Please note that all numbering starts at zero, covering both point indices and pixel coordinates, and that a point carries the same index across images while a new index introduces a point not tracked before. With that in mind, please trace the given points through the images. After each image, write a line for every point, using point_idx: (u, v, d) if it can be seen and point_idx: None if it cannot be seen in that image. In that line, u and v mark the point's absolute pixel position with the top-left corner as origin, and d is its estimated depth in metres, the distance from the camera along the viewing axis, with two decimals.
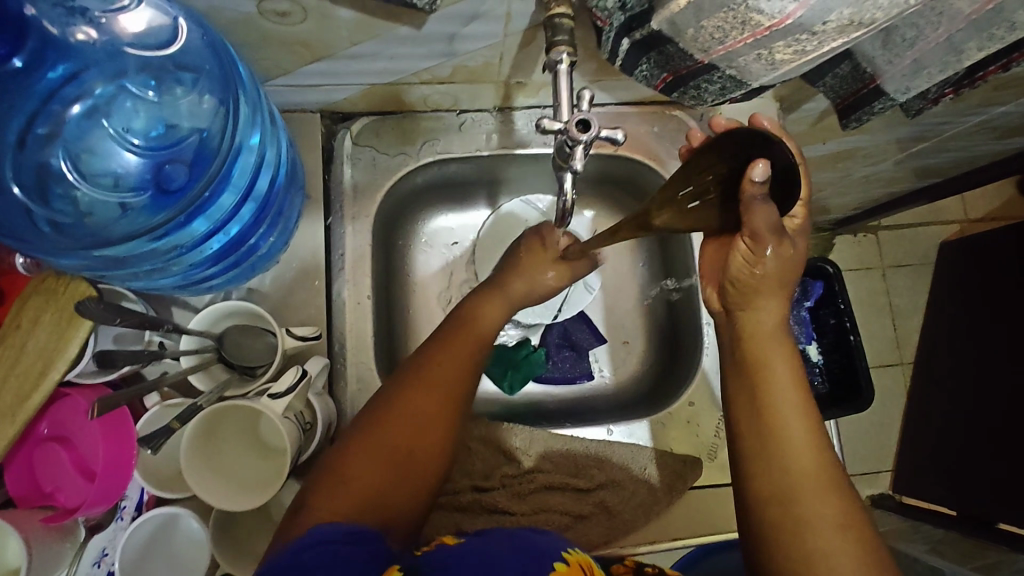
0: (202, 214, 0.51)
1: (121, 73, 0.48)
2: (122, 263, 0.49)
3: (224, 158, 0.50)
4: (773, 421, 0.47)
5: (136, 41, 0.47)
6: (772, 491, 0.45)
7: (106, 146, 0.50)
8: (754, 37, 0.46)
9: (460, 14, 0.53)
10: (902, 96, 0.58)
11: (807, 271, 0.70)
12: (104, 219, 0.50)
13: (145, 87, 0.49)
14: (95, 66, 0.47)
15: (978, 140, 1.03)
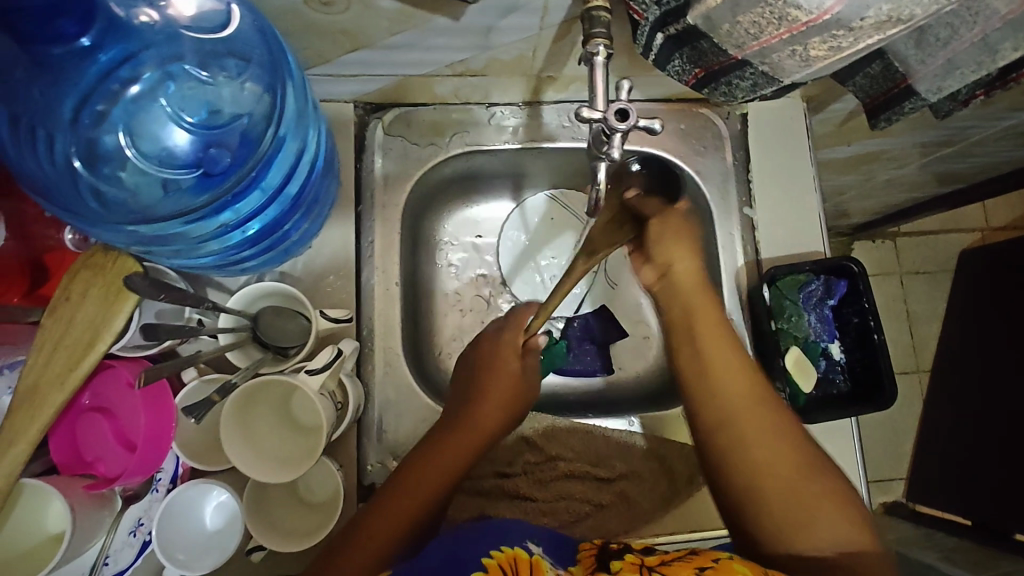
0: (241, 199, 0.52)
1: (174, 57, 0.50)
2: (165, 242, 0.51)
3: (267, 146, 0.51)
4: (731, 421, 0.54)
5: (191, 25, 0.49)
6: (742, 484, 0.52)
7: (153, 127, 0.51)
8: (790, 33, 0.47)
9: (498, 6, 0.54)
10: (932, 96, 0.58)
11: (831, 270, 0.70)
12: (149, 199, 0.51)
13: (195, 70, 0.51)
14: (151, 48, 0.49)
15: (1005, 146, 1.03)
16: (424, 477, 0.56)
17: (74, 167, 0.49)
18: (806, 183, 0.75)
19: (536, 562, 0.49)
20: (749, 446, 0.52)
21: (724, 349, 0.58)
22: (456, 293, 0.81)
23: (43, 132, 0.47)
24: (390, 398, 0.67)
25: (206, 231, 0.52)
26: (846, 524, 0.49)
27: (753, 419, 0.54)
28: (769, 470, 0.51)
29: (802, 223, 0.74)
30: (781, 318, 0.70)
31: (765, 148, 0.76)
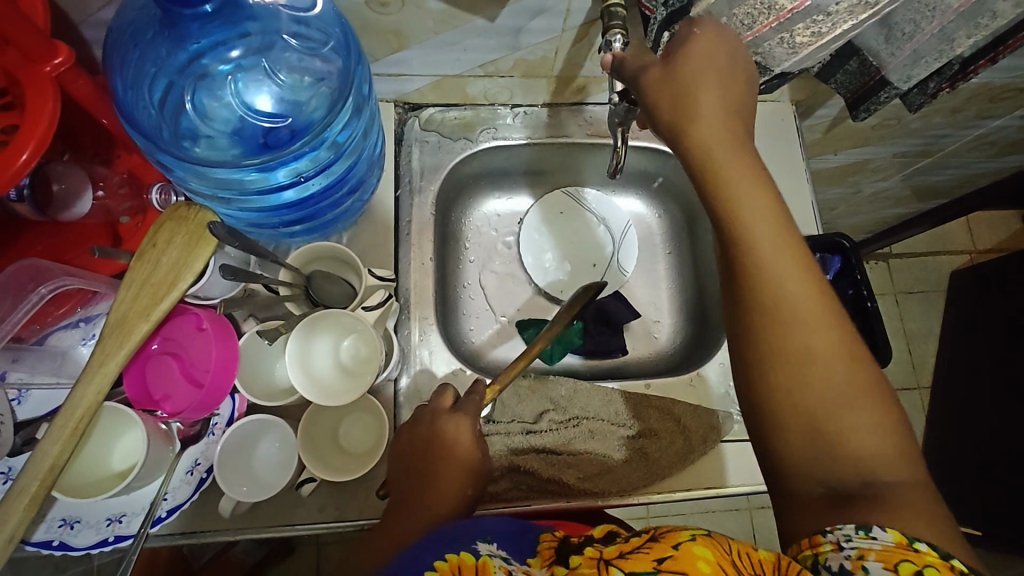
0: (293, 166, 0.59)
1: (274, 30, 0.56)
2: (222, 183, 0.58)
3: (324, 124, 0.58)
4: (789, 316, 0.45)
5: (288, 5, 0.55)
6: (789, 381, 0.44)
7: (231, 96, 0.58)
8: (778, 21, 0.57)
9: (529, 7, 0.64)
10: (902, 86, 0.68)
11: (824, 247, 0.78)
12: (214, 146, 0.57)
13: (284, 47, 0.57)
14: (255, 23, 0.56)
15: (978, 156, 1.14)
16: (389, 526, 0.54)
17: (169, 115, 0.56)
18: (798, 175, 0.84)
19: (484, 564, 0.43)
20: (805, 342, 0.44)
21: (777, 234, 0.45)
22: (491, 295, 0.88)
23: (150, 83, 0.55)
24: (424, 361, 0.73)
25: (259, 183, 0.59)
26: (884, 439, 0.43)
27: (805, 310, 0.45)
28: (820, 370, 0.43)
29: (796, 210, 0.83)
30: None
31: (759, 145, 0.85)
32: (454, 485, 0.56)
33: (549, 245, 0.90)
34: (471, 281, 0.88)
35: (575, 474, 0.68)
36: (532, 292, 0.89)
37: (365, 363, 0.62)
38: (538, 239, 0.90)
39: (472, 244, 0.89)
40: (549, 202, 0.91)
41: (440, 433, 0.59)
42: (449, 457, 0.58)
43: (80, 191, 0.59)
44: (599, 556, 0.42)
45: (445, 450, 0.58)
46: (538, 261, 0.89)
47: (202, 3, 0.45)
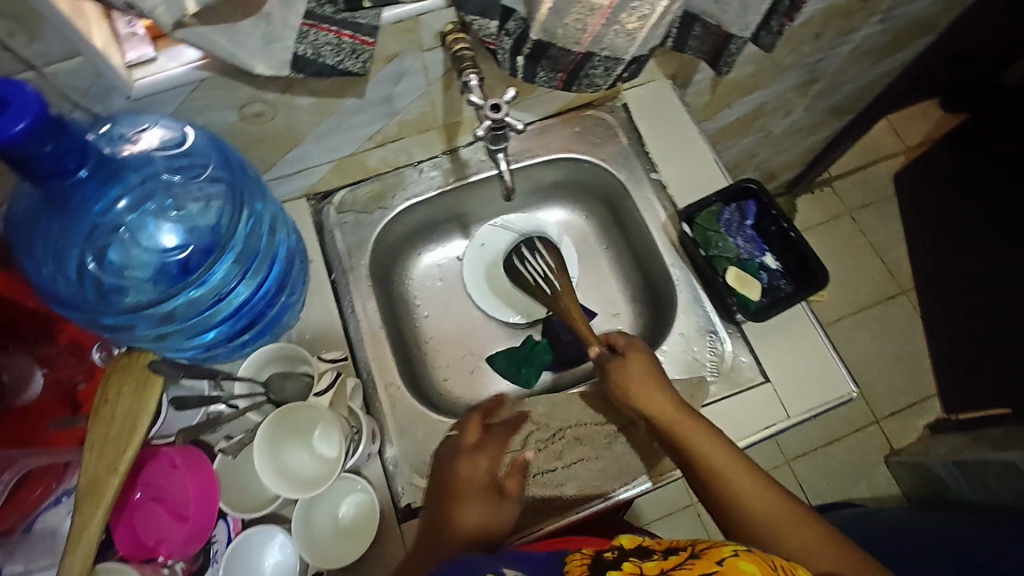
0: (217, 285, 0.62)
1: (153, 173, 0.60)
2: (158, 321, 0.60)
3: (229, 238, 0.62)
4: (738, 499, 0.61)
5: (161, 146, 0.61)
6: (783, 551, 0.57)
7: (139, 243, 0.61)
8: (603, 17, 0.62)
9: (390, 75, 0.70)
10: (745, 33, 0.73)
11: (736, 195, 0.80)
12: (137, 290, 0.60)
13: (171, 180, 0.61)
14: (135, 170, 0.59)
15: (862, 66, 1.20)
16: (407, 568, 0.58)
17: (87, 281, 0.59)
18: (693, 138, 0.87)
19: None
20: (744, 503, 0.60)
21: (642, 371, 0.70)
22: (463, 346, 0.91)
23: (60, 257, 0.58)
24: (401, 425, 0.74)
25: (195, 309, 0.61)
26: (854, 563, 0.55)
27: (699, 439, 0.64)
28: (765, 528, 0.59)
29: (703, 169, 0.86)
30: (709, 247, 0.79)
31: (650, 123, 0.89)
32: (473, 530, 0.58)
33: (496, 283, 0.93)
34: (436, 337, 0.91)
35: (577, 483, 0.70)
36: (498, 328, 0.92)
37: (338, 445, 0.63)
38: (482, 277, 0.93)
39: (425, 306, 0.93)
40: (478, 243, 0.95)
41: (462, 479, 0.62)
42: (468, 504, 0.60)
43: (28, 375, 0.62)
44: (640, 570, 0.46)
45: (462, 496, 0.61)
46: (493, 302, 0.92)
47: (76, 170, 0.48)
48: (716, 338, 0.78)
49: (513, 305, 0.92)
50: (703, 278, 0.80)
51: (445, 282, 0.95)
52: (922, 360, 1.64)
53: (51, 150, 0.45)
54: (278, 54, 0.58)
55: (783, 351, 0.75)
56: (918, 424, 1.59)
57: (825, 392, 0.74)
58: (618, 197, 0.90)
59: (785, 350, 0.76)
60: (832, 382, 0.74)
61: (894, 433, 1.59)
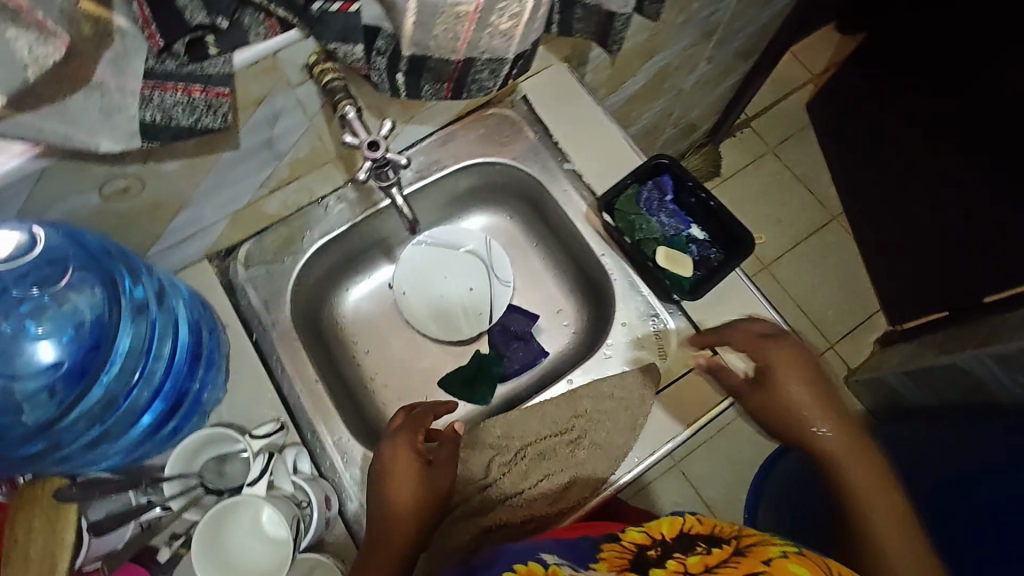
0: (105, 377, 0.59)
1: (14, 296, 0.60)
2: (63, 442, 0.58)
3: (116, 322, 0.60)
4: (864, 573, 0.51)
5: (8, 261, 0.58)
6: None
7: (28, 340, 0.61)
8: (473, 22, 0.58)
9: (263, 121, 0.64)
10: (627, 6, 0.70)
11: (651, 173, 0.79)
12: (40, 414, 0.58)
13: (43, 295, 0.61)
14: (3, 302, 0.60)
15: (756, 10, 1.20)
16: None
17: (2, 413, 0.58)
18: (599, 119, 0.85)
19: (553, 569, 0.51)
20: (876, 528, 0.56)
21: (801, 375, 0.64)
22: (410, 374, 0.89)
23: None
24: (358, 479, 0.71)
25: (103, 411, 0.59)
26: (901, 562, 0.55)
27: (854, 453, 0.60)
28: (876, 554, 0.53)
29: (614, 150, 0.84)
30: (635, 232, 0.78)
31: (554, 113, 0.86)
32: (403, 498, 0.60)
33: (431, 294, 0.90)
34: (384, 374, 0.88)
35: (545, 502, 0.68)
36: (443, 347, 0.90)
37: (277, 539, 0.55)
38: (420, 302, 0.89)
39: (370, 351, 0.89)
40: (401, 268, 0.89)
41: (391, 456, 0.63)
42: (405, 476, 0.62)
43: None
44: (683, 568, 0.49)
45: (401, 483, 0.61)
46: (431, 320, 0.89)
47: None
48: (658, 320, 0.76)
49: (463, 324, 0.89)
50: (636, 265, 0.78)
51: (387, 316, 0.91)
52: (862, 278, 1.70)
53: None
54: (122, 124, 0.52)
55: (726, 322, 0.75)
56: (871, 339, 1.65)
57: None
58: (536, 194, 0.88)
59: (727, 319, 0.75)
60: None
61: (849, 353, 1.65)
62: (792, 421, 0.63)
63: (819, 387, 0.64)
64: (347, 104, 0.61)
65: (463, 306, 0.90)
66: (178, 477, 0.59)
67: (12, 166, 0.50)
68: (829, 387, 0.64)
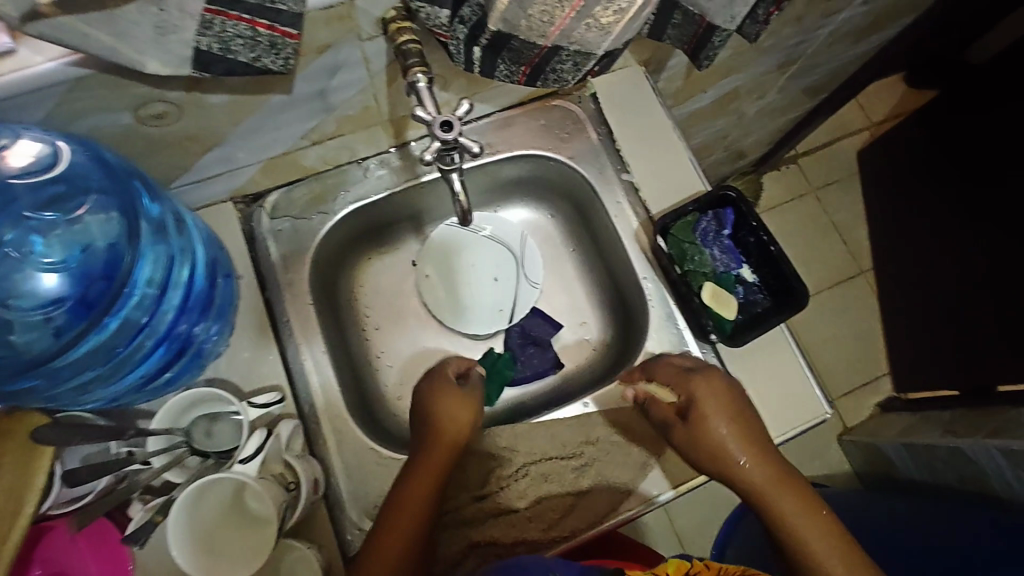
0: (119, 310, 0.54)
1: (20, 212, 0.54)
2: (57, 380, 0.52)
3: (132, 257, 0.54)
4: None
5: (20, 174, 0.52)
6: None
7: (30, 262, 0.54)
8: (574, 10, 0.52)
9: (322, 69, 0.58)
10: (732, 23, 0.64)
11: (714, 203, 0.74)
12: (37, 345, 0.52)
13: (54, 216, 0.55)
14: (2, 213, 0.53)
15: (841, 47, 1.14)
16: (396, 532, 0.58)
17: None
18: (667, 134, 0.80)
19: None
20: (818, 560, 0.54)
21: (722, 410, 0.62)
22: (417, 360, 0.84)
23: None
24: (347, 464, 0.67)
25: (108, 347, 0.54)
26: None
27: (780, 487, 0.59)
28: None
29: (677, 170, 0.79)
30: (686, 262, 0.74)
31: (622, 117, 0.80)
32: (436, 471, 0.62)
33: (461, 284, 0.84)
34: (392, 354, 0.84)
35: (538, 525, 0.65)
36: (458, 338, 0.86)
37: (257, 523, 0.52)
38: (442, 286, 0.84)
39: (383, 327, 0.84)
40: (430, 247, 0.85)
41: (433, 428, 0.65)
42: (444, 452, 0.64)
43: None
44: None
45: (442, 448, 0.64)
46: (451, 308, 0.84)
47: None
48: (689, 358, 0.73)
49: (483, 317, 0.84)
50: (677, 297, 0.74)
51: (405, 295, 0.86)
52: None
53: None
54: (174, 48, 0.47)
55: (758, 376, 0.70)
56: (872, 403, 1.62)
57: (799, 414, 0.70)
58: (585, 199, 0.83)
59: (761, 374, 0.71)
60: (806, 407, 0.70)
61: (849, 411, 1.59)
62: (718, 457, 0.61)
63: (741, 423, 0.62)
64: (417, 70, 0.56)
65: (487, 299, 0.84)
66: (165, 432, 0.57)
67: (44, 68, 0.44)
68: (749, 421, 0.63)
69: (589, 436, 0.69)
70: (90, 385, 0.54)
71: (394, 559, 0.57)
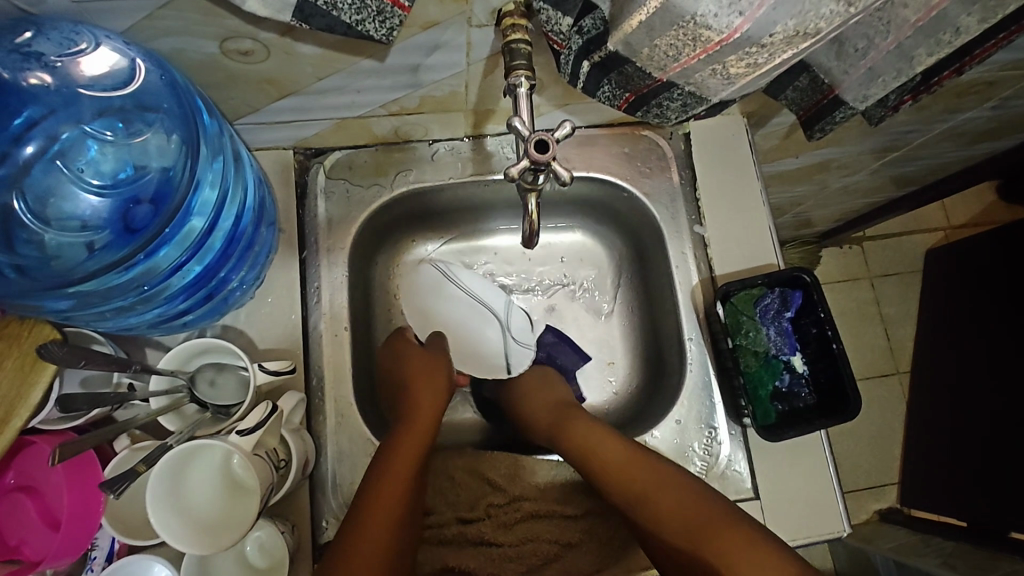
0: (163, 246, 0.52)
1: (76, 120, 0.50)
2: (78, 302, 0.50)
3: (184, 193, 0.52)
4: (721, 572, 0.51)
5: (89, 84, 0.49)
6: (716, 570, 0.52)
7: (75, 174, 0.51)
8: (706, 53, 0.47)
9: (422, 45, 0.55)
10: (862, 103, 0.59)
11: (785, 282, 0.69)
12: (72, 261, 0.50)
13: (108, 127, 0.51)
14: (56, 113, 0.49)
15: (950, 146, 1.06)
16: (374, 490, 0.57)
17: None
18: (753, 196, 0.75)
19: None
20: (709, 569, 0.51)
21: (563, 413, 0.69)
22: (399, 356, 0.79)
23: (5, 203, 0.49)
24: (341, 448, 0.65)
25: (137, 281, 0.52)
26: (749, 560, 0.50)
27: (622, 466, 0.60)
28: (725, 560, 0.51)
29: (754, 238, 0.74)
30: (738, 334, 0.69)
31: (710, 167, 0.76)
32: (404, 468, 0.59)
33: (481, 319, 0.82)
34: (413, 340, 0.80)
35: (517, 568, 0.62)
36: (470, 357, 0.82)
37: (237, 504, 0.49)
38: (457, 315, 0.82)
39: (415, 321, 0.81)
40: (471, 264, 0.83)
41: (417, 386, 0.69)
42: (413, 447, 0.61)
43: None
44: None
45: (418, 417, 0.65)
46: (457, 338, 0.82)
47: None
48: (714, 436, 0.69)
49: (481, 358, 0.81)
50: (720, 369, 0.71)
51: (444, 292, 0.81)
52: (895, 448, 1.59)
53: None
54: None
55: (780, 473, 0.68)
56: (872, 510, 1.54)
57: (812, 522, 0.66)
58: (649, 239, 0.78)
59: (785, 471, 0.68)
60: (825, 517, 0.66)
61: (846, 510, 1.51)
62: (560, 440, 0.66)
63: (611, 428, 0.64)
64: (524, 80, 0.52)
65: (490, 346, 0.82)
66: (169, 375, 0.55)
67: None
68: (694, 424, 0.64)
69: (591, 488, 0.66)
70: (111, 314, 0.53)
71: (380, 532, 0.55)
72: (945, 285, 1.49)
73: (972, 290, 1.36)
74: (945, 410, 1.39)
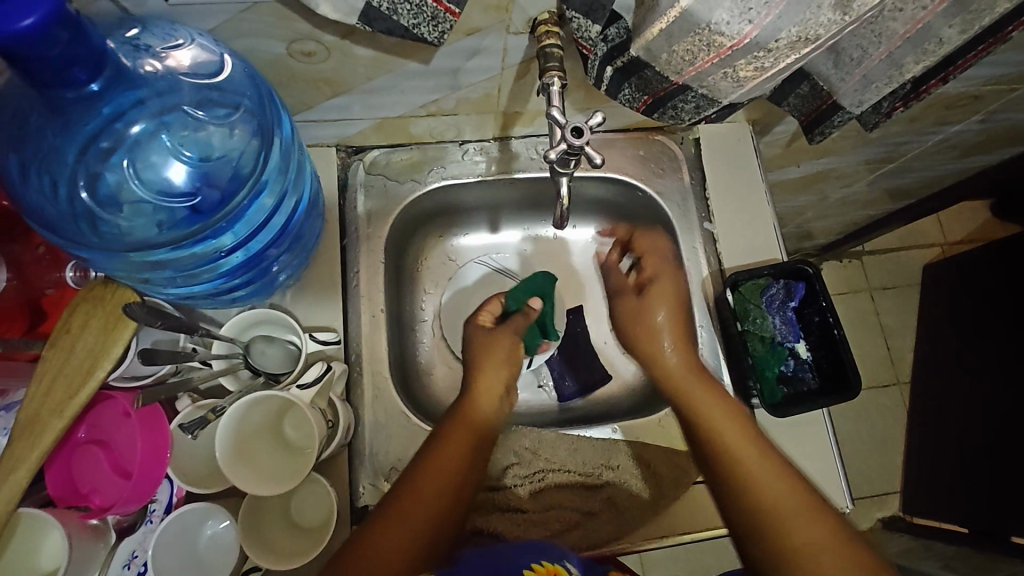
0: (234, 224, 0.58)
1: (175, 103, 0.54)
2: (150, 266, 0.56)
3: (258, 178, 0.57)
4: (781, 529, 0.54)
5: (190, 72, 0.54)
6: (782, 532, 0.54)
7: (173, 147, 0.55)
8: (719, 57, 0.54)
9: (463, 50, 0.61)
10: (858, 106, 0.65)
11: (788, 273, 0.75)
12: (143, 236, 0.54)
13: (192, 111, 0.55)
14: (155, 96, 0.53)
15: (942, 158, 1.13)
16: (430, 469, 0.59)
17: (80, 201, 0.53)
18: (758, 196, 0.81)
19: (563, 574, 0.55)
20: (797, 533, 0.53)
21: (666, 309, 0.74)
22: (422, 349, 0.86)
23: (90, 172, 0.53)
24: (377, 419, 0.69)
25: (204, 255, 0.57)
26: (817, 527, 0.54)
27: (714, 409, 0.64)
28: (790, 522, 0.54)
29: (759, 233, 0.79)
30: (746, 321, 0.74)
31: (718, 168, 0.82)
32: (447, 475, 0.59)
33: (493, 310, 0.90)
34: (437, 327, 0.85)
35: (541, 532, 0.67)
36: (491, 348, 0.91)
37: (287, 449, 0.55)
38: None
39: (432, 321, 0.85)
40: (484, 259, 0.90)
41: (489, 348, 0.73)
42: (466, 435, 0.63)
43: None
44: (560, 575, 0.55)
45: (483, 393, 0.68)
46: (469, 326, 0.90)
47: (87, 83, 0.42)
48: None
49: None
50: (728, 354, 0.76)
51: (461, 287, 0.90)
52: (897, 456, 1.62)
53: (64, 55, 0.39)
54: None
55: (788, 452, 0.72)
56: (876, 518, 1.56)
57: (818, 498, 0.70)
58: None
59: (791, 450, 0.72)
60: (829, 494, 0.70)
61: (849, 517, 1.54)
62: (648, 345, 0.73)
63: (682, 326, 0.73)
64: (557, 81, 0.59)
65: None
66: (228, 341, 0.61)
67: None
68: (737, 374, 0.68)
69: (616, 461, 0.70)
70: (179, 278, 0.58)
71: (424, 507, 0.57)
72: (941, 296, 1.54)
73: (969, 300, 1.41)
74: (945, 417, 1.43)
